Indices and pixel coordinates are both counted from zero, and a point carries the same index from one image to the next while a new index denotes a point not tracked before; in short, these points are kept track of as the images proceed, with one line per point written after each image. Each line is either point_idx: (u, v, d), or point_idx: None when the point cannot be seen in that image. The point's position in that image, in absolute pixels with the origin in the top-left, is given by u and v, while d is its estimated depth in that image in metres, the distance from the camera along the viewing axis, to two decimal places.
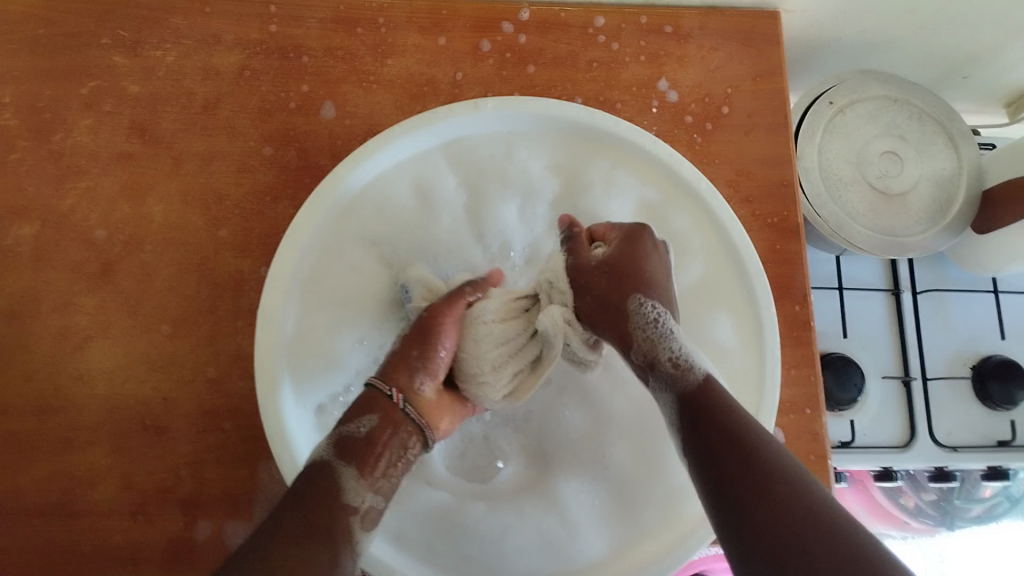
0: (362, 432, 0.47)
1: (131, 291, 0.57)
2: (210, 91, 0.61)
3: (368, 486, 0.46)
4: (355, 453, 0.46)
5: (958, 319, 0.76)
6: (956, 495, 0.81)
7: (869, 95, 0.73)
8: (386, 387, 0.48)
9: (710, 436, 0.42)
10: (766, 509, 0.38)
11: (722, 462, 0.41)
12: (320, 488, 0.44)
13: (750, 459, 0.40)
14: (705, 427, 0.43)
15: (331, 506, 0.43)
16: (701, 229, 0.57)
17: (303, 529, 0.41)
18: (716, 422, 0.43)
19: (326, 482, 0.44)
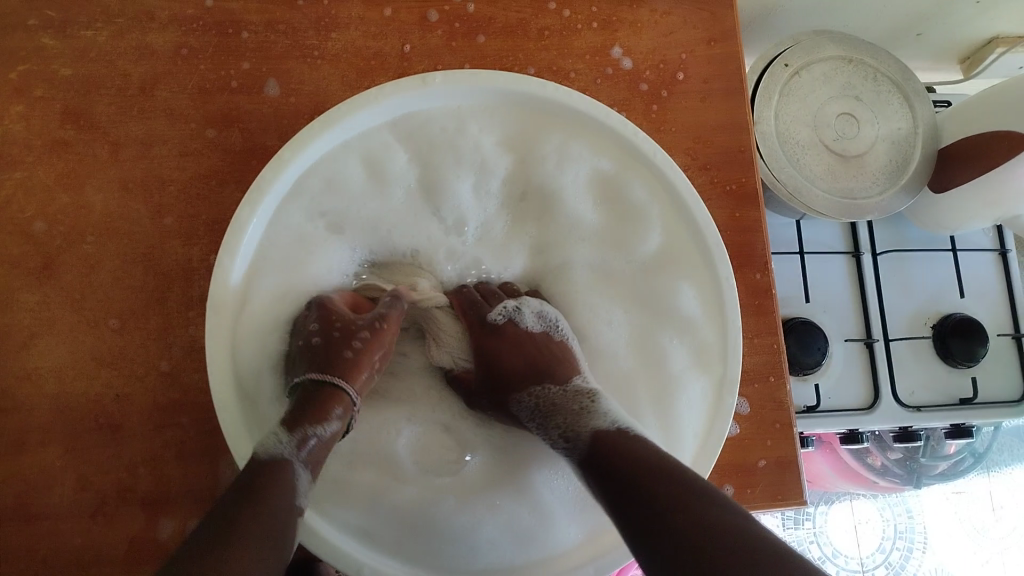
0: (327, 435, 0.45)
1: (75, 285, 0.55)
2: (146, 72, 0.58)
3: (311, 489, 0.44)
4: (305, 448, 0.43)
5: (917, 278, 0.77)
6: (922, 453, 0.81)
7: (823, 57, 0.73)
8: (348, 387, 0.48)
9: (617, 468, 0.42)
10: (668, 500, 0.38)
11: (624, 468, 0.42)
12: (271, 478, 0.41)
13: (656, 484, 0.39)
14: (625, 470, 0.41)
15: (285, 497, 0.40)
16: (659, 199, 0.56)
17: (259, 517, 0.38)
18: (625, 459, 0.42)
19: (288, 482, 0.41)
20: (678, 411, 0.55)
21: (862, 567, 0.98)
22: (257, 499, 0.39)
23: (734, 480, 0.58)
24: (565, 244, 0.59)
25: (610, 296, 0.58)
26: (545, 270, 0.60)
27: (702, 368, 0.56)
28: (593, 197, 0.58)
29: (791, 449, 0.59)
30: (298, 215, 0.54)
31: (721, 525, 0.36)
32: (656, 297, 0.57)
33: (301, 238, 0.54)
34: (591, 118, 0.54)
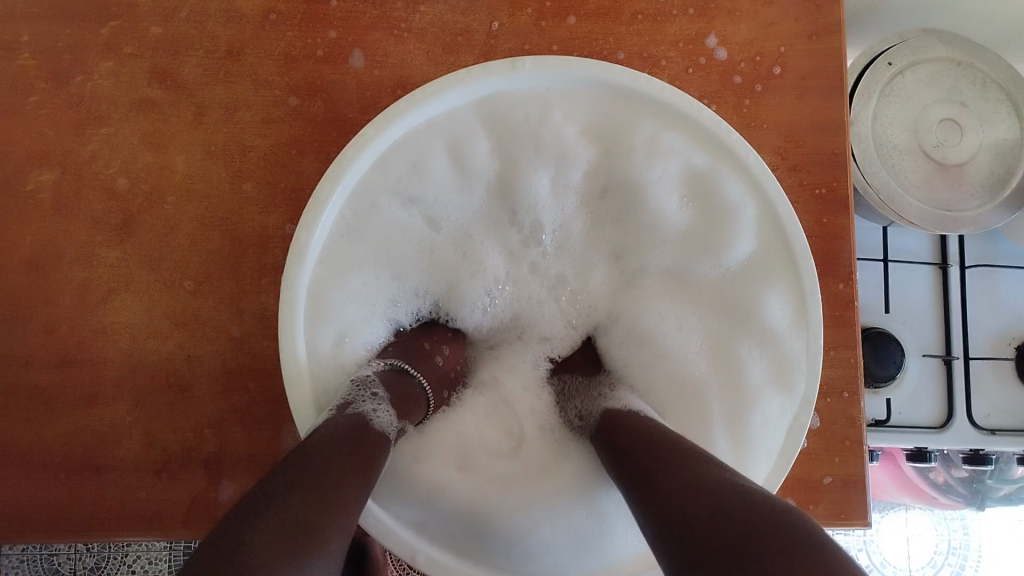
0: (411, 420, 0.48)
1: (154, 245, 0.56)
2: (233, 34, 0.58)
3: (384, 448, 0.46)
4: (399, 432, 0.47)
5: (1007, 297, 0.73)
6: (989, 475, 0.79)
7: (931, 57, 0.68)
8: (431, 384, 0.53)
9: (632, 448, 0.43)
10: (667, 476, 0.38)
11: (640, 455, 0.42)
12: (372, 441, 0.42)
13: (657, 451, 0.41)
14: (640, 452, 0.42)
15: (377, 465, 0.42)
16: (749, 203, 0.53)
17: (360, 478, 0.39)
18: (638, 436, 0.45)
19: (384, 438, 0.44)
20: (753, 423, 0.54)
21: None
22: (361, 460, 0.40)
23: (797, 494, 0.57)
24: (648, 242, 0.58)
25: (690, 297, 0.58)
26: (627, 265, 0.60)
27: (781, 381, 0.54)
28: (682, 194, 0.56)
29: (860, 467, 0.57)
30: (383, 197, 0.54)
31: (703, 484, 0.36)
32: (744, 305, 0.55)
33: (392, 219, 0.55)
34: (685, 115, 0.52)
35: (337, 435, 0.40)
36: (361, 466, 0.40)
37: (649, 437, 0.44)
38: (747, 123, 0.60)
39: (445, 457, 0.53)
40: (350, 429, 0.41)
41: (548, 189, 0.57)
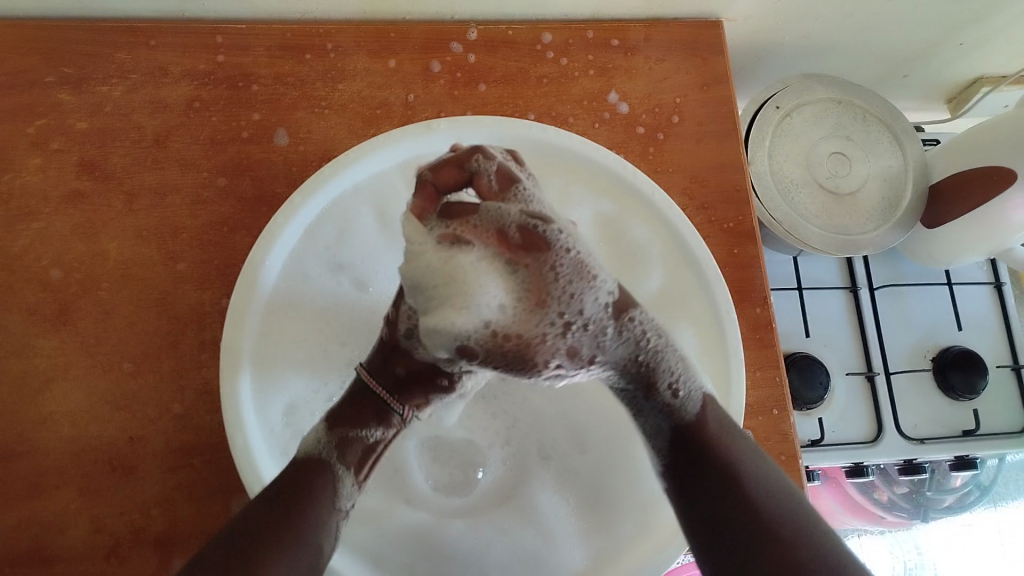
0: (370, 442, 0.48)
1: (90, 331, 0.56)
2: (160, 124, 0.60)
3: (357, 488, 0.47)
4: (344, 449, 0.47)
5: (915, 312, 0.78)
6: (928, 487, 0.82)
7: (814, 98, 0.75)
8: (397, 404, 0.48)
9: (689, 454, 0.43)
10: (729, 489, 0.41)
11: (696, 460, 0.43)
12: (316, 482, 0.44)
13: (742, 494, 0.40)
14: (700, 454, 0.43)
15: (318, 510, 0.43)
16: (659, 238, 0.57)
17: (291, 535, 0.41)
18: (710, 456, 0.42)
19: (323, 480, 0.45)
20: None
21: None
22: (292, 517, 0.42)
23: None
24: None
25: None
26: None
27: None
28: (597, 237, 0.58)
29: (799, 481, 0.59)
30: (315, 262, 0.55)
31: (778, 522, 0.39)
32: None
33: (321, 288, 0.55)
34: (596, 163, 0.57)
35: (259, 505, 0.42)
36: (286, 521, 0.41)
37: (726, 470, 0.41)
38: (654, 167, 0.65)
39: (390, 488, 0.53)
40: (272, 496, 0.43)
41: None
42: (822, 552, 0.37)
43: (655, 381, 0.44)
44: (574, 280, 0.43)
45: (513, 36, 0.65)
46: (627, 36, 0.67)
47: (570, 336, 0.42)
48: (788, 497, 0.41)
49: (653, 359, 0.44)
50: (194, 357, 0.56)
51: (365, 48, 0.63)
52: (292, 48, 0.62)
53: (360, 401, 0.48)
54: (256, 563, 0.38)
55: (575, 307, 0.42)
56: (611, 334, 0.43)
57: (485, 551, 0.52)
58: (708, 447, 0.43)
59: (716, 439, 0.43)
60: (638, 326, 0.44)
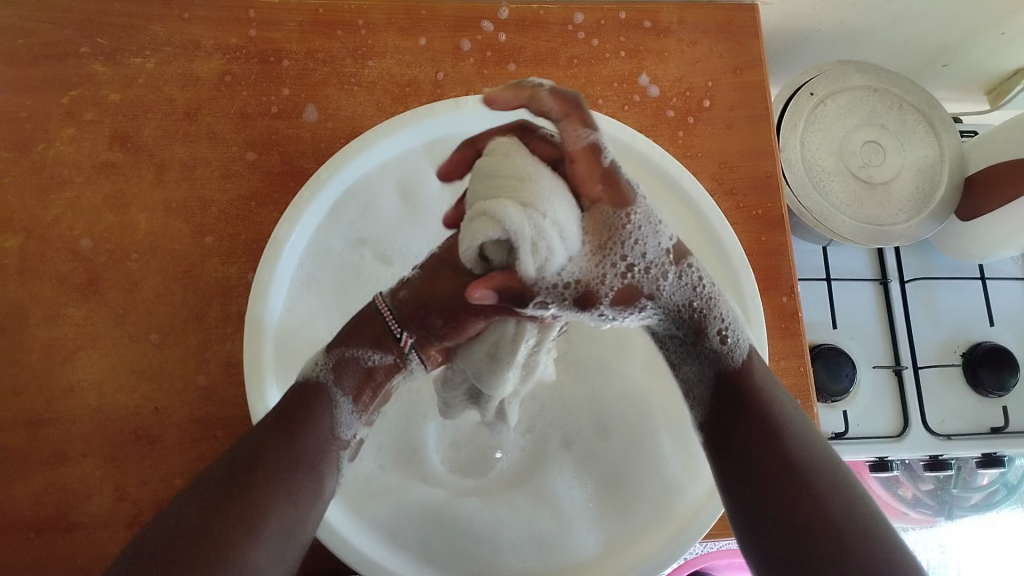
0: (369, 363, 0.47)
1: (119, 300, 0.57)
2: (191, 98, 0.60)
3: (360, 417, 0.48)
4: (341, 372, 0.46)
5: (946, 306, 0.76)
6: (953, 484, 0.81)
7: (849, 86, 0.74)
8: (396, 328, 0.47)
9: (732, 414, 0.43)
10: (768, 450, 0.40)
11: (733, 422, 0.42)
12: (310, 402, 0.45)
13: (783, 455, 0.39)
14: (740, 408, 0.42)
15: (316, 439, 0.43)
16: (685, 224, 0.57)
17: (289, 461, 0.41)
18: (747, 407, 0.42)
19: (316, 400, 0.45)
20: None
21: None
22: (293, 446, 0.42)
23: None
24: None
25: None
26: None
27: None
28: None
29: None
30: (340, 241, 0.56)
31: (819, 488, 0.38)
32: None
33: (347, 263, 0.57)
34: (624, 146, 0.56)
35: (258, 431, 0.42)
36: (285, 448, 0.42)
37: (767, 425, 0.41)
38: (683, 151, 0.64)
39: (405, 465, 0.54)
40: (272, 421, 0.43)
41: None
42: (855, 514, 0.37)
43: (704, 326, 0.45)
44: (642, 227, 0.44)
45: (544, 16, 0.64)
46: (660, 19, 0.66)
47: (627, 278, 0.44)
48: (828, 465, 0.39)
49: (705, 306, 0.45)
50: (219, 329, 0.56)
51: (395, 25, 0.63)
52: (323, 24, 0.62)
53: (365, 322, 0.48)
54: (254, 487, 0.39)
55: (638, 251, 0.44)
56: (669, 279, 0.44)
57: (501, 530, 0.52)
58: (746, 400, 0.42)
59: (757, 392, 0.42)
60: (695, 272, 0.45)
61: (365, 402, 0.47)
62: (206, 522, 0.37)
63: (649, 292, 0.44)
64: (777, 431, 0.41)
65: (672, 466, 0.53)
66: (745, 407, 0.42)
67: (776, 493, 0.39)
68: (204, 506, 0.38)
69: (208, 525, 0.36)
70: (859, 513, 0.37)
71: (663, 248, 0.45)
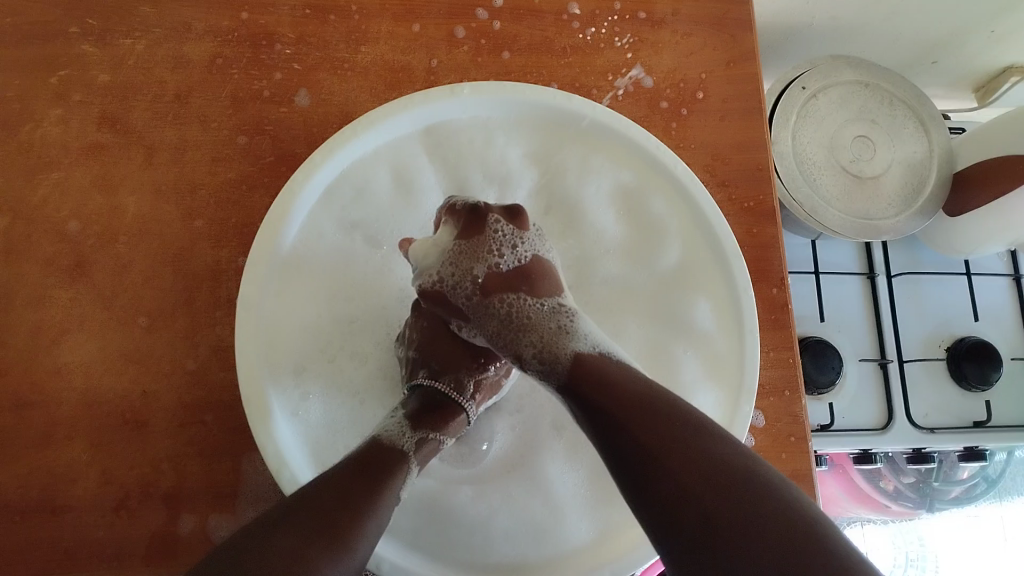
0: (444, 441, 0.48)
1: (107, 284, 0.56)
2: (182, 80, 0.60)
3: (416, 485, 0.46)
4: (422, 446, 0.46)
5: (932, 301, 0.77)
6: (934, 477, 0.82)
7: (841, 80, 0.74)
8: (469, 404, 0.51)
9: (589, 397, 0.40)
10: (630, 429, 0.37)
11: (595, 404, 0.40)
12: (392, 464, 0.43)
13: (638, 430, 0.37)
14: (587, 394, 0.41)
15: (396, 489, 0.42)
16: (679, 212, 0.57)
17: (377, 508, 0.39)
18: (592, 393, 0.40)
19: (401, 465, 0.43)
20: None
21: None
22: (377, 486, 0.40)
23: None
24: (593, 252, 0.59)
25: (629, 304, 0.59)
26: (568, 273, 0.59)
27: (715, 378, 0.56)
28: (615, 206, 0.59)
29: (809, 462, 0.58)
30: (333, 227, 0.56)
31: (677, 458, 0.35)
32: (676, 309, 0.58)
33: (339, 249, 0.56)
34: (621, 135, 0.56)
35: (342, 471, 0.40)
36: (373, 492, 0.40)
37: (618, 407, 0.38)
38: (677, 143, 0.64)
39: None
40: (356, 464, 0.41)
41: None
42: (712, 475, 0.34)
43: (527, 332, 0.46)
44: (468, 258, 0.50)
45: (539, 5, 0.64)
46: (654, 10, 0.66)
47: (442, 287, 0.50)
48: (687, 430, 0.36)
49: (518, 331, 0.46)
50: (209, 314, 0.56)
51: (389, 11, 0.62)
52: (316, 8, 0.62)
53: (445, 409, 0.49)
54: (347, 521, 0.37)
55: (449, 264, 0.50)
56: (472, 300, 0.49)
57: (493, 522, 0.51)
58: (593, 384, 0.41)
59: (601, 376, 0.41)
60: (506, 304, 0.48)
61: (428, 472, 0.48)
62: (304, 551, 0.35)
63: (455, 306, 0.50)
64: (632, 414, 0.38)
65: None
66: (591, 403, 0.40)
67: (639, 469, 0.36)
68: (299, 535, 0.35)
69: (301, 558, 0.34)
70: (721, 475, 0.34)
71: (475, 278, 0.49)
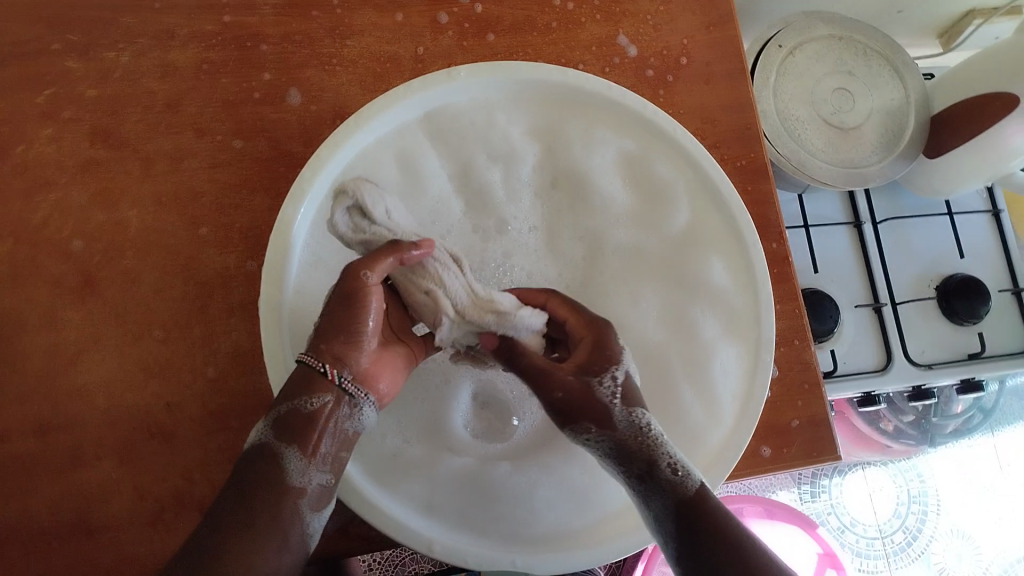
0: (310, 408, 0.43)
1: (117, 299, 0.56)
2: (170, 88, 0.59)
3: (316, 464, 0.43)
4: (284, 430, 0.43)
5: (917, 243, 0.80)
6: (933, 413, 0.85)
7: (816, 35, 0.76)
8: (318, 362, 0.44)
9: (708, 536, 0.41)
10: None
11: (709, 547, 0.41)
12: (264, 476, 0.41)
13: None
14: (708, 525, 0.41)
15: (269, 495, 0.41)
16: (684, 174, 0.58)
17: (247, 534, 0.39)
18: (710, 528, 0.41)
19: (263, 470, 0.42)
20: (712, 377, 0.56)
21: (879, 534, 0.99)
22: (248, 510, 0.40)
23: (770, 441, 0.59)
24: (603, 223, 0.60)
25: (643, 272, 0.60)
26: (581, 245, 0.61)
27: (734, 334, 0.57)
28: (620, 176, 0.60)
29: (823, 406, 0.60)
30: None
31: None
32: (688, 270, 0.59)
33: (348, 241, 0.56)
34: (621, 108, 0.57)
35: (217, 505, 0.40)
36: (246, 520, 0.39)
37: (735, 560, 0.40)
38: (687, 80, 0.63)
39: (426, 436, 0.53)
40: (232, 489, 0.41)
41: (502, 192, 0.59)
42: None
43: (655, 465, 0.43)
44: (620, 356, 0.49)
45: None
46: None
47: (613, 385, 0.46)
48: None
49: (656, 441, 0.44)
50: (227, 319, 0.56)
51: (370, 2, 0.62)
52: (298, 5, 0.61)
53: (314, 383, 0.44)
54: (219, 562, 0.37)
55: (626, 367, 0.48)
56: (616, 407, 0.45)
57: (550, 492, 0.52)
58: (710, 523, 0.41)
59: (717, 519, 0.41)
60: (643, 417, 0.45)
61: (325, 452, 0.44)
62: None
63: (589, 415, 0.45)
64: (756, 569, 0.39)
65: (694, 411, 0.56)
66: (717, 546, 0.40)
67: None
68: None
69: None
70: None
71: (612, 380, 0.47)
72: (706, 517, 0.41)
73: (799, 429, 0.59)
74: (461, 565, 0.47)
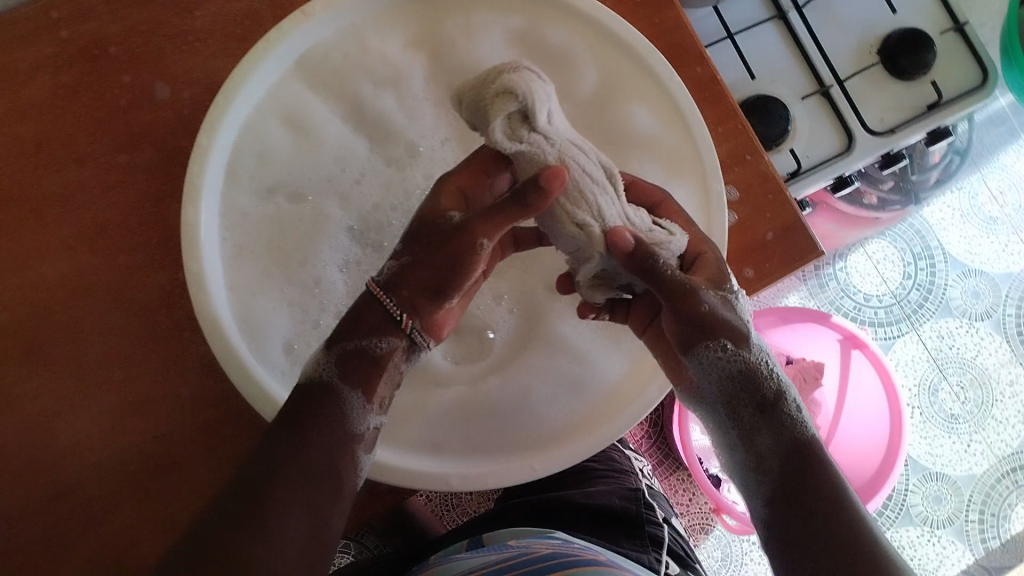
0: (382, 349, 0.45)
1: (61, 355, 0.54)
2: (31, 126, 0.56)
3: (374, 410, 0.45)
4: (347, 368, 0.44)
5: (845, 12, 0.76)
6: (910, 172, 0.84)
7: None
8: (388, 304, 0.45)
9: (803, 481, 0.44)
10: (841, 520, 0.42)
11: (801, 491, 0.44)
12: (316, 422, 0.42)
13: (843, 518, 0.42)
14: (811, 470, 0.44)
15: (325, 440, 0.42)
16: (581, 35, 0.54)
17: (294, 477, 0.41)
18: (812, 465, 0.44)
19: (321, 412, 0.43)
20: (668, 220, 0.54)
21: (896, 299, 1.03)
22: (302, 452, 0.41)
23: (751, 260, 0.57)
24: None
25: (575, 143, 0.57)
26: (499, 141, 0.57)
27: (678, 174, 0.55)
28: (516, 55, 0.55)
29: (795, 209, 0.58)
30: (250, 199, 0.53)
31: None
32: (613, 126, 0.56)
33: (268, 217, 0.54)
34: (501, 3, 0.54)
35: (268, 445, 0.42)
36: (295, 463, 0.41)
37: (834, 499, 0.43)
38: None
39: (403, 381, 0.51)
40: (282, 430, 0.42)
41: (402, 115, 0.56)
42: None
43: (777, 398, 0.46)
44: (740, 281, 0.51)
45: None
46: None
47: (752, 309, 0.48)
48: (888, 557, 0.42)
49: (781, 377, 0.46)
50: (186, 336, 0.54)
51: None
52: None
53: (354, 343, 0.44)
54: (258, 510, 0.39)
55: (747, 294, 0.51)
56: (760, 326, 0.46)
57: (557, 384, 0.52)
58: (814, 465, 0.44)
59: (826, 462, 0.45)
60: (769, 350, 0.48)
61: (378, 394, 0.45)
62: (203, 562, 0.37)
63: (730, 332, 0.45)
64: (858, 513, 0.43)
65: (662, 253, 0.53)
66: (814, 485, 0.44)
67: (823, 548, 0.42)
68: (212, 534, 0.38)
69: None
70: None
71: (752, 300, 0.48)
72: (814, 459, 0.45)
73: (776, 243, 0.58)
74: (480, 487, 0.46)
